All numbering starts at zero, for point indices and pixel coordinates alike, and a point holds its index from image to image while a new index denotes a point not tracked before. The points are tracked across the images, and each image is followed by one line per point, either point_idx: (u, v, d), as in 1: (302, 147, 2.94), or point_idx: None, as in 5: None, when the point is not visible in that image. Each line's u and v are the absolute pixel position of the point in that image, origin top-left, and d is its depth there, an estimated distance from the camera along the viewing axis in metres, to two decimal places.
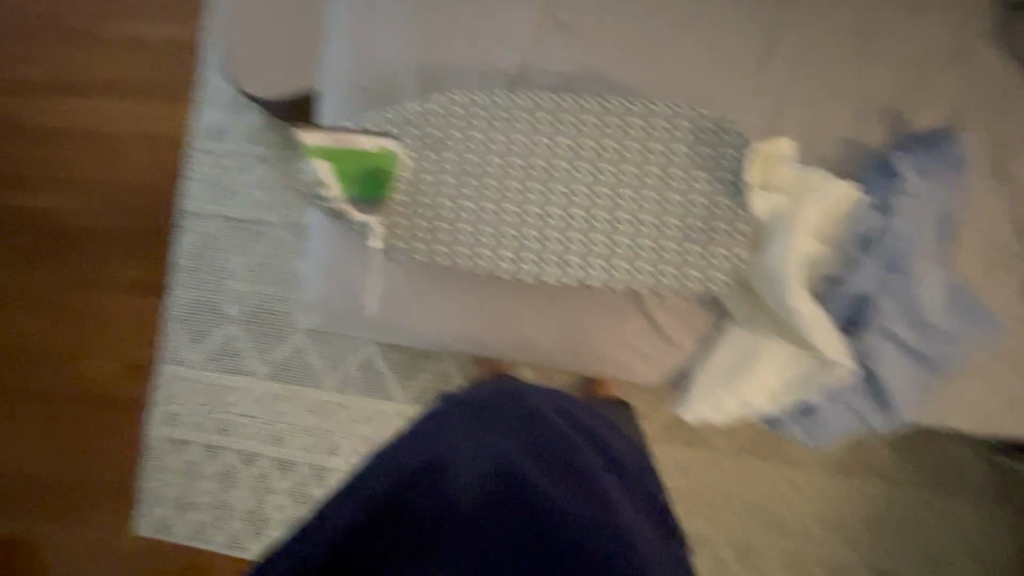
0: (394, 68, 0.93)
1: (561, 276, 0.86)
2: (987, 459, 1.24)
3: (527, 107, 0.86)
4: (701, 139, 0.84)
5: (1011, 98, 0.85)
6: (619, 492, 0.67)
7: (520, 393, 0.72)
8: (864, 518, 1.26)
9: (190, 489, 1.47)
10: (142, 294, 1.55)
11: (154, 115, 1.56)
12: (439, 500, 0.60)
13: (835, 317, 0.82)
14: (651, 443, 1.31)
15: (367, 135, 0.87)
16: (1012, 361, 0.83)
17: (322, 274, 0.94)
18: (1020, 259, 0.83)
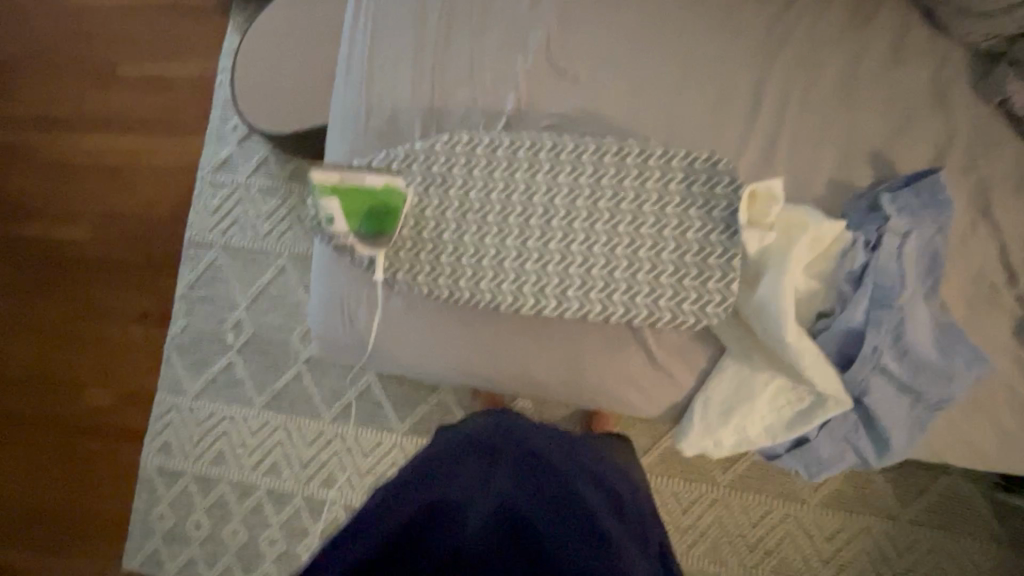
0: (401, 108, 0.98)
1: (560, 309, 0.87)
2: (988, 496, 1.23)
3: (527, 147, 0.90)
4: (695, 179, 0.87)
5: (990, 142, 0.89)
6: (627, 535, 0.63)
7: (522, 433, 0.73)
8: (867, 556, 1.24)
9: (182, 521, 1.45)
10: (144, 322, 1.56)
11: (168, 148, 1.62)
12: (441, 536, 0.60)
13: (829, 352, 0.83)
14: (651, 476, 1.30)
15: (376, 171, 0.89)
16: (999, 395, 0.85)
17: (325, 305, 0.95)
18: (1005, 296, 0.85)
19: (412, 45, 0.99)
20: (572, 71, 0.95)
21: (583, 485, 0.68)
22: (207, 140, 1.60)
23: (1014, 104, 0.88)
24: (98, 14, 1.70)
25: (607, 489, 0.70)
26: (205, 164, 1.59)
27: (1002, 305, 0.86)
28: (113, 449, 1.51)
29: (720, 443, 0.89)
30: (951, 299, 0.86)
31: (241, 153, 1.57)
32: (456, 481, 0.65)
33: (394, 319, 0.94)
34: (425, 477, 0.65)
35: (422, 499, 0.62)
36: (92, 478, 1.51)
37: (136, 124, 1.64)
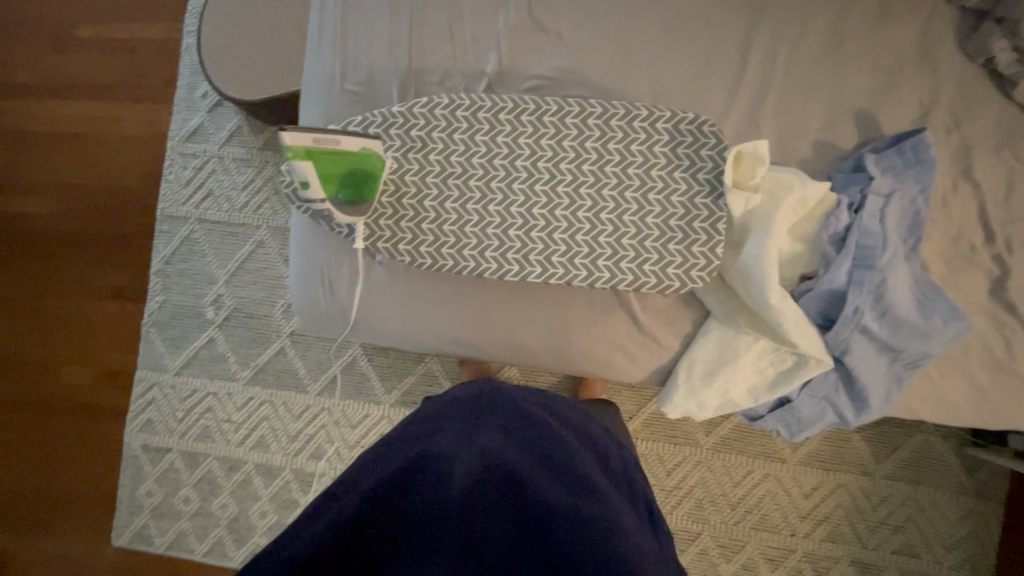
0: (377, 69, 0.93)
1: (544, 275, 0.86)
2: (958, 450, 1.28)
3: (509, 109, 0.87)
4: (680, 140, 0.85)
5: (974, 102, 0.89)
6: (609, 485, 0.65)
7: (508, 391, 0.73)
8: (843, 510, 1.29)
9: (170, 497, 1.45)
10: (120, 299, 1.52)
11: (134, 117, 1.54)
12: (428, 492, 0.58)
13: (811, 314, 0.84)
14: (636, 441, 1.33)
15: (349, 134, 0.81)
16: (973, 353, 0.87)
17: (305, 276, 0.93)
18: (982, 256, 0.87)
19: (387, 2, 0.94)
20: (554, 29, 0.92)
21: (569, 442, 0.67)
22: (175, 107, 1.53)
23: (999, 63, 0.88)
24: None
25: (591, 447, 0.70)
26: (174, 133, 1.52)
27: (980, 265, 0.87)
28: (94, 428, 1.49)
29: (703, 406, 0.90)
30: (930, 260, 0.87)
31: (212, 121, 1.50)
32: (440, 441, 0.63)
33: (376, 289, 0.92)
34: (407, 441, 0.64)
35: (404, 462, 0.60)
36: (74, 457, 1.49)
37: (98, 91, 1.56)
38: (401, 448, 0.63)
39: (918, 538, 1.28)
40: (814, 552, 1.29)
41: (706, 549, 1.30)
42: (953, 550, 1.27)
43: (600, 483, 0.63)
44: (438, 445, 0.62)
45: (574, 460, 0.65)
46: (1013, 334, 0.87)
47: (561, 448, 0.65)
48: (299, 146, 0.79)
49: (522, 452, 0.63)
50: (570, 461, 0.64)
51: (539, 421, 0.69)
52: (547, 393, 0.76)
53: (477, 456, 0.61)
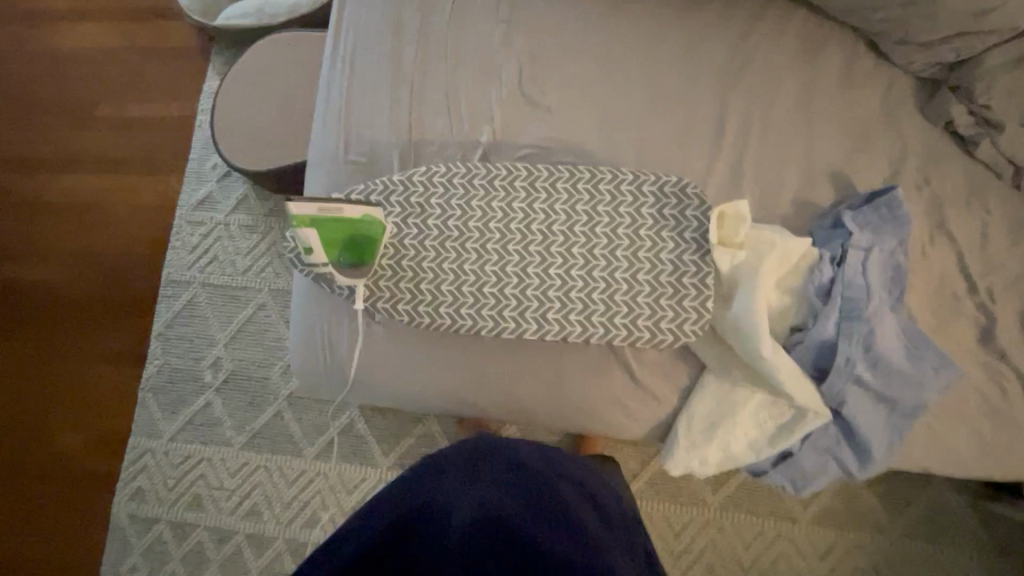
0: (379, 142, 1.00)
1: (541, 332, 0.88)
2: (971, 505, 1.25)
3: (503, 176, 0.92)
4: (666, 201, 0.90)
5: (940, 161, 0.95)
6: (612, 544, 0.62)
7: (510, 443, 0.68)
8: (860, 573, 1.23)
9: (155, 572, 1.38)
10: (118, 364, 1.52)
11: (147, 188, 1.62)
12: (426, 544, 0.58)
13: (805, 366, 0.85)
14: (640, 500, 1.29)
15: (354, 202, 0.86)
16: (969, 402, 0.87)
17: (305, 338, 0.95)
18: (965, 306, 0.89)
19: (389, 82, 1.02)
20: (544, 103, 0.99)
21: (571, 495, 0.65)
22: (186, 178, 1.60)
23: (959, 126, 0.94)
24: (76, 58, 1.72)
25: (593, 504, 0.67)
26: (183, 202, 1.59)
27: (965, 314, 0.89)
28: (81, 499, 1.45)
29: (705, 461, 0.89)
30: (917, 310, 0.89)
31: (221, 190, 1.58)
32: (434, 497, 0.61)
33: (375, 349, 0.94)
34: (404, 493, 0.61)
35: (397, 517, 0.59)
36: (57, 531, 1.43)
37: (113, 164, 1.64)
38: (397, 501, 0.61)
39: None
40: None
41: None
42: None
43: (602, 539, 0.61)
44: (435, 500, 0.61)
45: (575, 515, 0.62)
46: (1006, 382, 0.87)
47: (562, 502, 0.63)
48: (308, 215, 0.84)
49: (521, 507, 0.61)
50: (571, 515, 0.62)
51: (543, 479, 0.65)
52: (552, 449, 0.71)
53: (475, 511, 0.60)
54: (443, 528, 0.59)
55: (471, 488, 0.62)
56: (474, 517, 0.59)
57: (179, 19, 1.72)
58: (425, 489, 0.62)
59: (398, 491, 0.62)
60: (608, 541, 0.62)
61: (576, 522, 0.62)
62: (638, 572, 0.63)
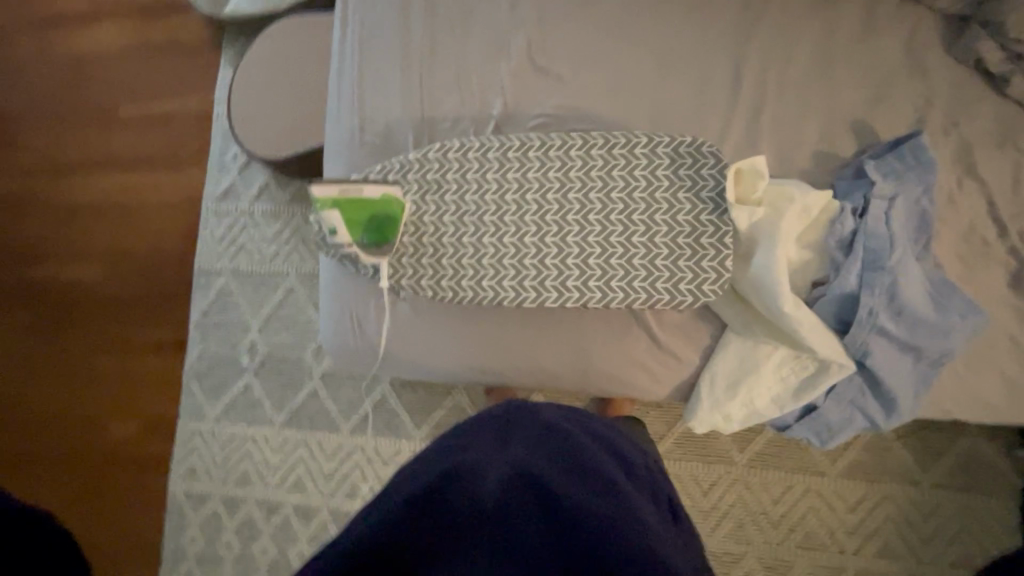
0: (392, 122, 1.01)
1: (561, 300, 0.90)
2: (1004, 453, 1.25)
3: (517, 147, 0.93)
4: (681, 162, 0.89)
5: (969, 102, 0.91)
6: (637, 493, 0.65)
7: (536, 408, 0.70)
8: (891, 523, 1.25)
9: (213, 542, 1.48)
10: (161, 352, 1.61)
11: (173, 182, 1.67)
12: (466, 500, 0.60)
13: (826, 320, 0.85)
14: (667, 460, 1.32)
15: (372, 183, 0.89)
16: (1000, 349, 0.86)
17: (335, 319, 0.99)
18: (996, 252, 0.87)
19: (398, 60, 1.02)
20: (554, 71, 0.98)
21: (599, 453, 0.67)
22: (208, 171, 1.65)
23: (988, 64, 0.90)
24: (94, 58, 1.76)
25: (619, 456, 0.70)
26: (209, 195, 1.64)
27: (995, 259, 0.87)
28: (139, 479, 1.55)
29: (729, 418, 0.90)
30: (945, 258, 0.87)
31: (243, 180, 1.62)
32: (471, 455, 0.64)
33: (401, 325, 0.97)
34: (440, 455, 0.65)
35: (437, 474, 0.62)
36: (119, 509, 1.54)
37: (138, 162, 1.69)
38: (434, 461, 0.64)
39: (976, 549, 1.22)
40: (866, 568, 1.24)
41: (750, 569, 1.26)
42: None
43: (626, 489, 0.64)
44: (468, 460, 0.63)
45: (604, 471, 0.64)
46: None
47: (588, 457, 0.65)
48: (330, 197, 0.87)
49: (552, 462, 0.63)
50: (597, 468, 0.65)
51: (573, 437, 0.67)
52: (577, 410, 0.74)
53: (513, 476, 0.61)
54: (479, 484, 0.61)
55: (506, 449, 0.65)
56: (506, 474, 0.62)
57: (189, 13, 1.74)
58: (457, 449, 0.65)
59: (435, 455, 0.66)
60: (635, 494, 0.64)
61: (607, 479, 0.64)
62: (663, 521, 0.65)
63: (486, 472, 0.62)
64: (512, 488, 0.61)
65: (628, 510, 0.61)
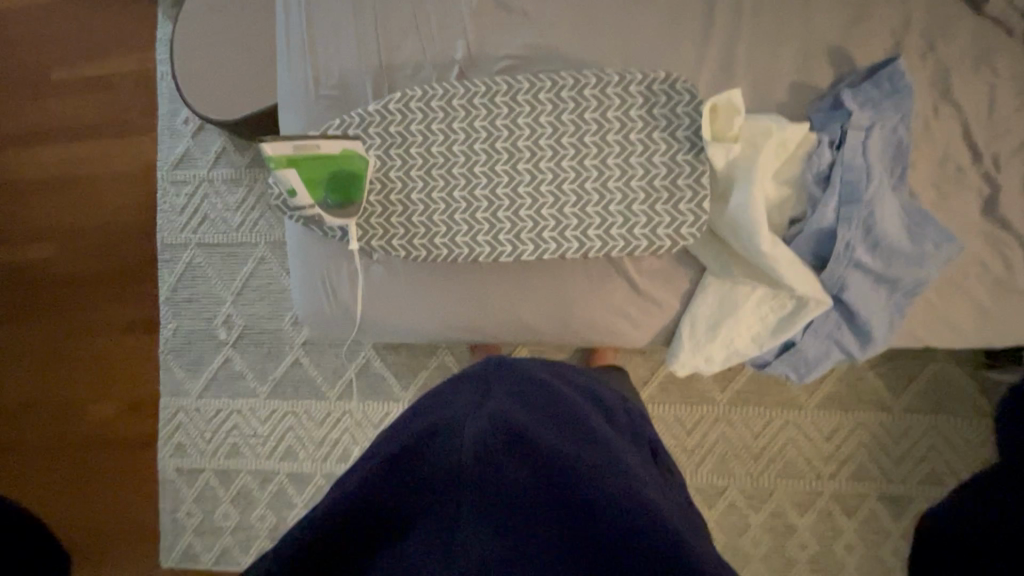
0: (350, 72, 0.96)
1: (538, 252, 0.87)
2: (970, 374, 1.30)
3: (482, 93, 0.88)
4: (655, 101, 0.86)
5: (947, 23, 0.88)
6: (618, 438, 0.66)
7: (516, 362, 0.71)
8: (865, 447, 1.31)
9: (210, 514, 1.49)
10: (134, 331, 1.56)
11: (125, 152, 1.58)
12: (444, 457, 0.58)
13: (804, 256, 0.84)
14: (652, 404, 1.35)
15: (328, 138, 0.82)
16: (973, 275, 0.88)
17: (308, 286, 0.96)
18: (970, 178, 0.87)
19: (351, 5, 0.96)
20: (518, 7, 0.92)
21: (578, 402, 0.67)
22: (160, 137, 1.56)
23: None
24: (18, 18, 1.61)
25: (599, 404, 0.70)
26: (163, 163, 1.55)
27: (969, 185, 0.87)
28: (127, 459, 1.54)
29: (710, 360, 0.91)
30: (921, 187, 0.87)
31: (198, 146, 1.53)
32: (450, 411, 0.63)
33: (375, 289, 0.94)
34: (420, 414, 0.65)
35: (416, 433, 0.61)
36: (111, 489, 1.54)
37: (84, 132, 1.59)
38: (414, 421, 0.64)
39: (942, 465, 1.29)
40: (841, 491, 1.30)
41: (734, 500, 1.32)
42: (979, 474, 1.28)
43: (605, 435, 0.64)
44: (447, 415, 0.62)
45: (583, 419, 0.64)
46: (1008, 251, 0.87)
47: (568, 407, 0.65)
48: (282, 155, 0.80)
49: (532, 413, 0.63)
50: (577, 417, 0.65)
51: (552, 388, 0.68)
52: (555, 362, 0.75)
53: (492, 426, 0.60)
54: (457, 440, 0.59)
55: (485, 402, 0.63)
56: (484, 427, 0.60)
57: None
58: (437, 407, 0.65)
59: (416, 415, 0.65)
60: (614, 440, 0.64)
61: (588, 426, 0.64)
62: (643, 465, 0.65)
63: (464, 424, 0.61)
64: (491, 438, 0.59)
65: (608, 455, 0.60)
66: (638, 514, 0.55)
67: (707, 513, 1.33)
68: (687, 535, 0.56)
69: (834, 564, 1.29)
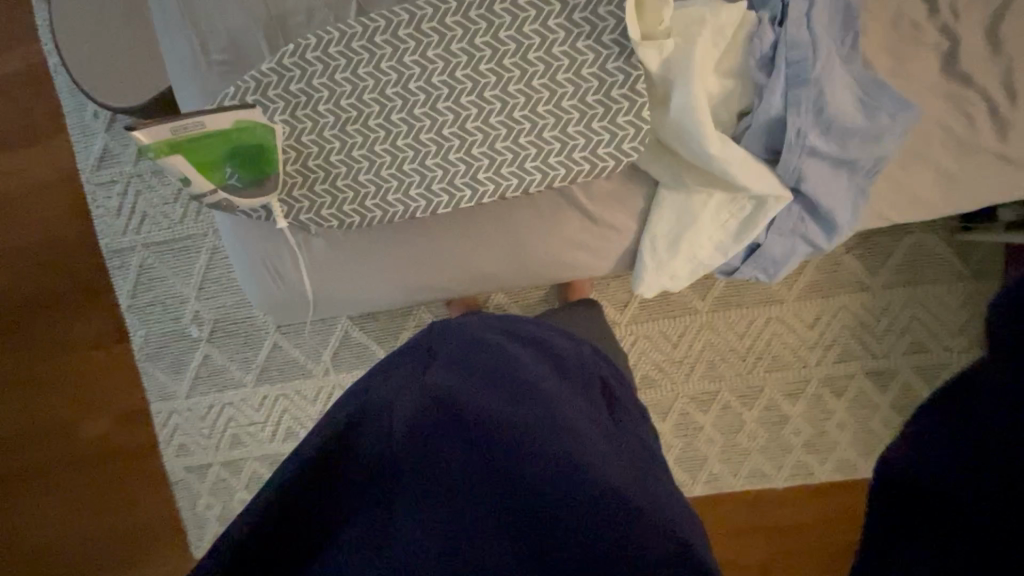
0: (238, 30, 0.86)
1: (477, 197, 0.81)
2: (947, 241, 1.29)
3: (384, 29, 0.78)
4: (573, 5, 0.77)
5: None
6: (560, 388, 0.68)
7: (461, 326, 0.73)
8: (850, 329, 1.31)
9: (229, 503, 1.52)
10: (104, 344, 1.52)
11: (39, 160, 1.46)
12: (380, 437, 0.61)
13: (758, 152, 0.78)
14: (635, 325, 1.35)
15: (217, 111, 0.72)
16: (937, 141, 0.83)
17: (251, 273, 0.90)
18: (926, 33, 0.80)
19: None
20: None
21: (527, 364, 0.69)
22: (73, 137, 1.44)
23: None
24: None
25: (544, 352, 0.72)
26: (84, 165, 1.45)
27: (927, 42, 0.80)
28: (132, 467, 1.55)
29: (676, 276, 0.88)
30: (875, 53, 0.80)
31: (116, 139, 1.42)
32: (385, 388, 0.65)
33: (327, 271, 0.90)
34: (356, 393, 0.66)
35: (349, 415, 0.62)
36: (125, 498, 1.55)
37: None
38: (350, 400, 0.65)
39: (925, 333, 1.31)
40: (829, 375, 1.33)
41: (728, 401, 1.35)
42: (960, 335, 1.31)
43: (542, 390, 0.66)
44: (380, 396, 0.64)
45: (526, 380, 0.67)
46: (972, 108, 0.82)
47: (507, 367, 0.67)
48: (162, 141, 0.70)
49: (467, 380, 0.65)
50: (516, 376, 0.67)
51: (494, 348, 0.70)
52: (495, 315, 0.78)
53: (433, 407, 0.63)
54: (391, 419, 0.62)
55: (420, 377, 0.66)
56: (416, 404, 0.63)
57: None
58: (380, 381, 0.66)
59: (351, 396, 0.66)
60: (563, 397, 0.67)
61: (525, 383, 0.66)
62: (587, 413, 0.67)
63: (407, 405, 0.63)
64: (423, 415, 0.62)
65: (541, 414, 0.63)
66: (575, 483, 0.59)
67: (703, 418, 1.36)
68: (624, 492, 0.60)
69: (829, 443, 1.34)
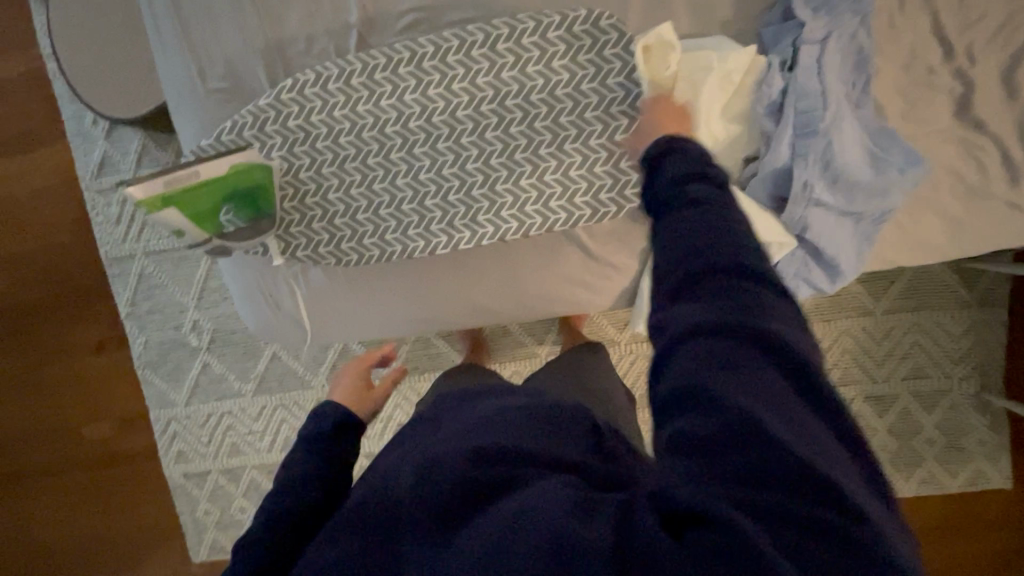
0: (235, 59, 0.84)
1: (475, 238, 0.80)
2: (954, 268, 1.27)
3: (383, 67, 0.77)
4: (579, 45, 0.75)
5: None
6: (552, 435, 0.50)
7: (449, 399, 0.61)
8: (850, 354, 1.30)
9: (226, 510, 1.52)
10: (104, 350, 1.52)
11: (38, 166, 1.45)
12: (350, 535, 0.47)
13: (761, 198, 0.77)
14: (634, 346, 1.34)
15: (206, 161, 0.72)
16: (947, 186, 0.81)
17: (248, 305, 0.90)
18: (940, 77, 0.78)
19: None
20: None
21: (527, 403, 0.54)
22: (72, 144, 1.43)
23: None
24: None
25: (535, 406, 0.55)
26: (84, 173, 1.44)
27: (940, 86, 0.78)
28: (132, 471, 1.55)
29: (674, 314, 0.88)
30: (885, 97, 0.78)
31: (115, 147, 1.41)
32: (368, 476, 0.54)
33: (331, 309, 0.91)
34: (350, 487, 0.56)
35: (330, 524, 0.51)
36: (124, 501, 1.56)
37: None
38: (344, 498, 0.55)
39: (927, 360, 1.30)
40: None
41: None
42: (961, 362, 1.29)
43: (520, 437, 0.49)
44: (361, 485, 0.52)
45: (504, 427, 0.50)
46: (983, 154, 0.80)
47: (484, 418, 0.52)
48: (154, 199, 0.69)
49: (436, 443, 0.51)
50: (492, 425, 0.51)
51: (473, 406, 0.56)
52: (493, 384, 0.62)
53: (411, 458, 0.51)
54: (364, 508, 0.49)
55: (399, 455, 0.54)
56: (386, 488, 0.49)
57: None
58: (378, 457, 0.58)
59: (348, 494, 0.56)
60: (556, 430, 0.51)
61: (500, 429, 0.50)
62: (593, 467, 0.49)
63: (390, 465, 0.53)
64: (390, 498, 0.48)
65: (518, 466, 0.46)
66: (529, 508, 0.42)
67: None
68: (604, 511, 0.41)
69: None
